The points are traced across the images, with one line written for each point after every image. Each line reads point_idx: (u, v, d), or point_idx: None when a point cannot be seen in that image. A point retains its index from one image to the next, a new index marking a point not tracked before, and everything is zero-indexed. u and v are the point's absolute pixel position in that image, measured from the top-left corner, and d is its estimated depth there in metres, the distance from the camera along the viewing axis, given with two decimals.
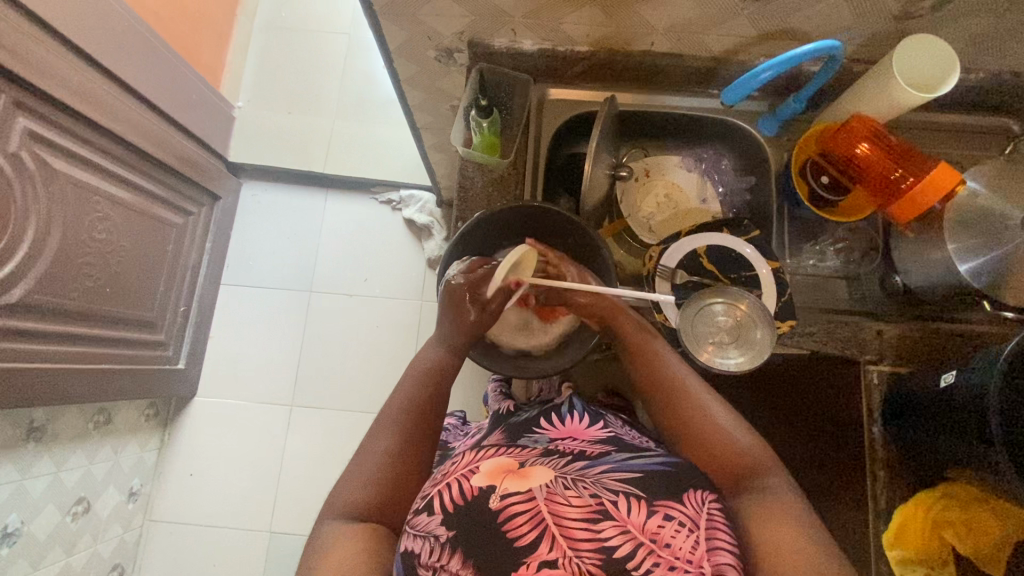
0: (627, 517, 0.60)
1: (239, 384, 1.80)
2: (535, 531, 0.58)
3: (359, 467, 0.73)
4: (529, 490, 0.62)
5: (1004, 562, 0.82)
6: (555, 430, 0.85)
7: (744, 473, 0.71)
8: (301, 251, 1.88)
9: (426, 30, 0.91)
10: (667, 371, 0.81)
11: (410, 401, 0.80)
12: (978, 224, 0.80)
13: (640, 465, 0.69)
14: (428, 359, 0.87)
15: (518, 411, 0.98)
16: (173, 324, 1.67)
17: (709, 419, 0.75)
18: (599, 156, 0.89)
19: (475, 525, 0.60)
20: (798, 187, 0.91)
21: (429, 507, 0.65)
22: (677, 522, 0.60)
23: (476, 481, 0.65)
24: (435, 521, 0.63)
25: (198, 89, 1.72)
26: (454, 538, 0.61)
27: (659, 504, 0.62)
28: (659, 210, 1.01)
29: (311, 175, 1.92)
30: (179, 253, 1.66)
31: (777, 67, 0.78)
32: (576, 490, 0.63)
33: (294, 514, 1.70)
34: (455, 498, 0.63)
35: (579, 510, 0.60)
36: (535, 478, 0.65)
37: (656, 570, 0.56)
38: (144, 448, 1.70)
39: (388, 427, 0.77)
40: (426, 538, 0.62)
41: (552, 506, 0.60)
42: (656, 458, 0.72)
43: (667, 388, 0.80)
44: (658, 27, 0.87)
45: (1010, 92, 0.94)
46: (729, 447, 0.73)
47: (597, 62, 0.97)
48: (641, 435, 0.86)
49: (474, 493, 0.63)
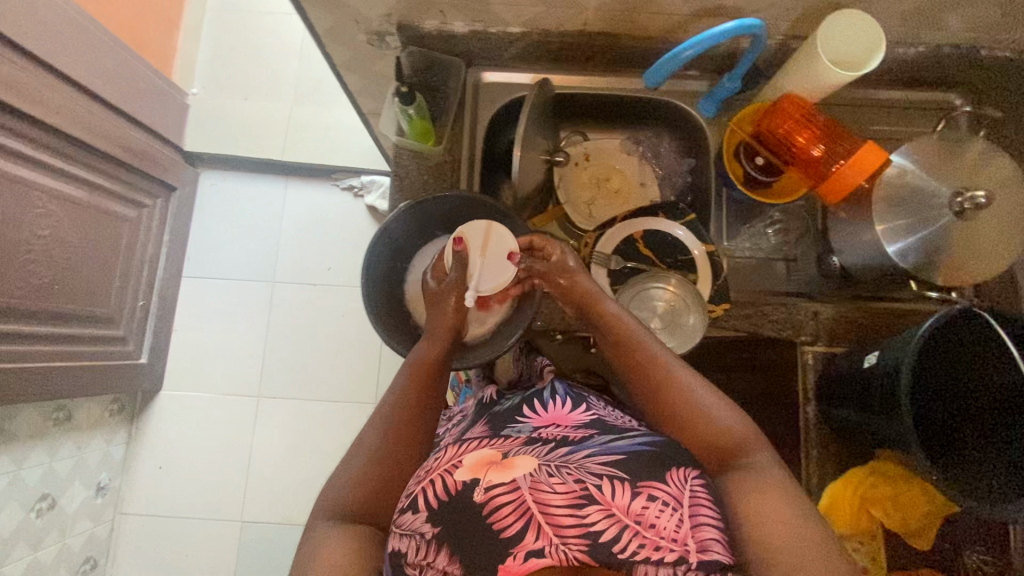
0: (612, 500, 0.59)
1: (206, 375, 1.79)
2: (521, 521, 0.58)
3: (345, 467, 0.69)
4: (512, 480, 0.61)
5: (932, 536, 0.84)
6: (538, 418, 0.81)
7: (731, 452, 0.67)
8: (263, 240, 1.86)
9: (352, 13, 0.88)
10: (650, 357, 0.77)
11: (396, 394, 0.76)
12: (909, 204, 0.80)
13: (623, 448, 0.67)
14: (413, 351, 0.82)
15: (501, 399, 0.93)
16: (132, 319, 1.65)
17: (690, 399, 0.72)
18: (530, 143, 0.88)
19: (462, 518, 0.60)
20: (730, 170, 0.90)
21: (414, 504, 0.63)
22: (661, 502, 0.59)
23: (459, 475, 0.64)
24: (420, 519, 0.62)
25: (149, 77, 1.67)
26: (439, 535, 0.60)
27: (642, 485, 0.61)
28: (597, 194, 1.00)
29: (271, 163, 1.88)
30: (134, 246, 1.63)
31: (697, 46, 0.76)
32: (560, 477, 0.62)
33: (265, 503, 1.72)
34: (440, 494, 0.62)
35: (563, 497, 0.59)
36: (518, 467, 0.64)
37: (642, 552, 0.56)
38: (111, 443, 1.69)
39: (375, 419, 0.73)
40: (412, 536, 0.61)
41: (536, 495, 0.59)
42: (639, 438, 0.69)
43: (654, 375, 0.75)
44: (587, 7, 0.85)
45: (954, 66, 0.92)
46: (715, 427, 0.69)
47: (532, 44, 0.95)
48: (625, 416, 0.84)
49: (458, 488, 0.62)
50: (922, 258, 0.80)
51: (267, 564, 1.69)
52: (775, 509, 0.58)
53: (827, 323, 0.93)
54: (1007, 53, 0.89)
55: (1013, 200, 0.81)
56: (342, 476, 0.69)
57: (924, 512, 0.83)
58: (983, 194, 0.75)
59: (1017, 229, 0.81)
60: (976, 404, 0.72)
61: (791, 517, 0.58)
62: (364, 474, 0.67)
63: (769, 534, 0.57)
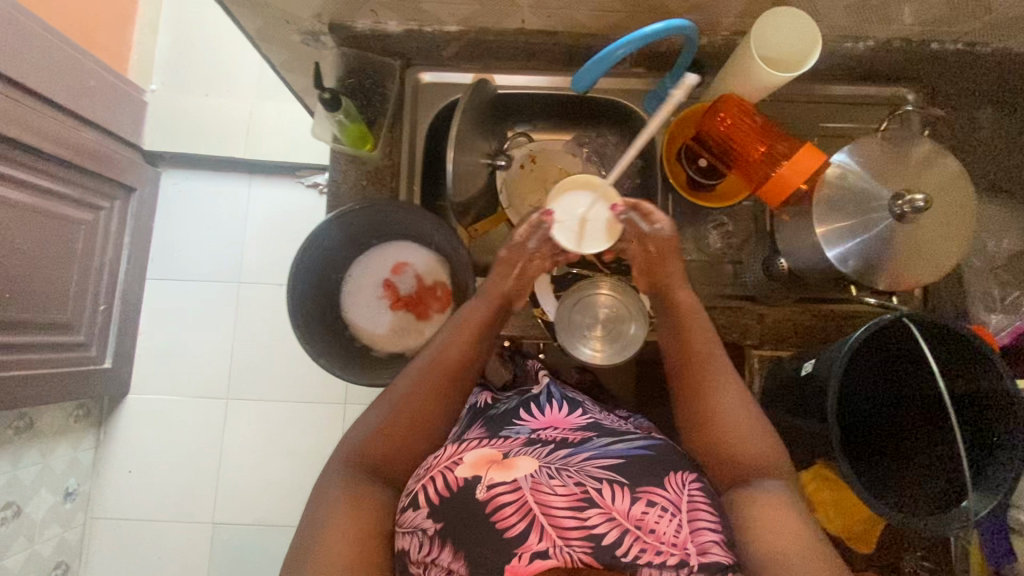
0: (612, 504, 0.58)
1: (173, 378, 1.77)
2: (523, 522, 0.56)
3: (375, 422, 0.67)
4: (515, 479, 0.59)
5: (872, 539, 0.85)
6: (536, 421, 0.76)
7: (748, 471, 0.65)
8: (227, 240, 1.83)
9: (280, 14, 0.84)
10: (703, 344, 0.72)
11: (440, 356, 0.70)
12: (851, 203, 0.79)
13: (620, 451, 0.66)
14: (474, 312, 0.75)
15: (496, 401, 0.86)
16: (93, 323, 1.62)
17: (728, 398, 0.68)
18: (465, 146, 0.85)
19: (463, 514, 0.58)
20: (672, 173, 0.89)
21: (414, 501, 0.61)
22: (660, 507, 0.59)
23: (461, 470, 0.61)
24: (421, 515, 0.59)
25: (103, 75, 1.62)
26: (442, 531, 0.58)
27: (641, 491, 0.60)
28: (544, 197, 0.97)
29: (233, 161, 1.84)
30: (91, 250, 1.59)
31: (629, 44, 0.73)
32: (561, 479, 0.60)
33: (235, 504, 1.72)
34: (441, 490, 0.59)
35: (565, 499, 0.57)
36: (520, 466, 0.61)
37: (643, 556, 0.55)
38: (78, 448, 1.68)
39: (412, 374, 0.69)
40: (414, 534, 0.59)
41: (537, 496, 0.57)
42: (637, 442, 0.69)
43: (700, 363, 0.71)
44: (521, 4, 0.82)
45: (905, 59, 0.90)
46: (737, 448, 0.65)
47: (471, 43, 0.92)
48: (621, 420, 0.81)
49: (459, 484, 0.59)
50: (862, 264, 0.79)
51: (238, 564, 1.69)
52: (782, 521, 0.58)
53: (771, 326, 0.94)
54: (958, 45, 0.87)
55: (952, 203, 0.80)
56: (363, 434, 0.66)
57: (863, 517, 0.84)
58: (922, 197, 0.73)
59: (956, 230, 0.80)
60: (917, 408, 0.70)
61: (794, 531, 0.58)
62: (391, 436, 0.66)
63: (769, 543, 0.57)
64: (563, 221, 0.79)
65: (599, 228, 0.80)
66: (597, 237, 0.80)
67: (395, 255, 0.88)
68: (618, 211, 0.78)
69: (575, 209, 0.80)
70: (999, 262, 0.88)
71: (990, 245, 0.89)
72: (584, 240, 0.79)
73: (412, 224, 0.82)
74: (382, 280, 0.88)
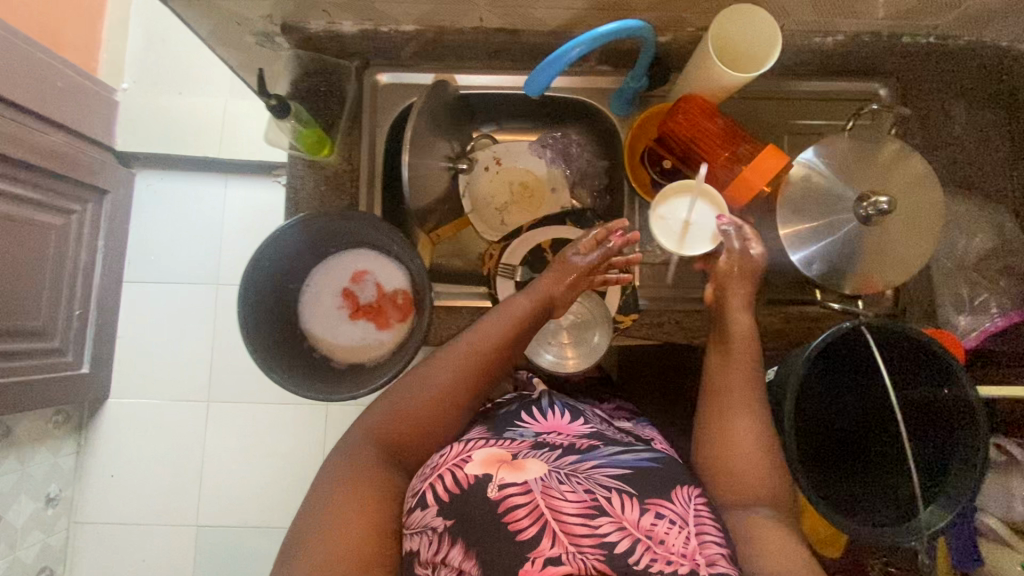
0: (622, 513, 0.56)
1: (152, 382, 1.76)
2: (536, 526, 0.54)
3: (408, 392, 0.67)
4: (526, 480, 0.58)
5: (842, 545, 0.84)
6: (538, 424, 0.71)
7: (749, 495, 0.62)
8: (203, 242, 1.80)
9: (230, 17, 0.82)
10: (737, 351, 0.71)
11: (476, 349, 0.70)
12: (814, 204, 0.78)
13: (628, 461, 0.63)
14: (516, 309, 0.74)
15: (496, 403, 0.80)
16: (68, 329, 1.60)
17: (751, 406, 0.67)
18: (423, 150, 0.83)
19: (473, 514, 0.56)
20: (634, 176, 0.86)
21: (422, 500, 0.59)
22: (669, 519, 0.57)
23: (471, 468, 0.60)
24: (431, 514, 0.58)
25: (70, 76, 1.57)
26: (452, 528, 0.57)
27: (649, 502, 0.58)
28: (508, 202, 0.95)
29: (208, 162, 1.80)
30: (64, 255, 1.56)
31: (584, 44, 0.71)
32: (570, 485, 0.58)
33: (217, 508, 1.71)
34: (450, 487, 0.58)
35: (575, 506, 0.55)
36: (531, 469, 0.59)
37: (655, 567, 0.53)
38: (58, 454, 1.67)
39: (451, 362, 0.69)
40: (423, 533, 0.58)
41: (549, 500, 0.55)
42: (644, 454, 0.65)
43: (732, 370, 0.70)
44: (478, 2, 0.79)
45: (876, 50, 0.87)
46: (734, 473, 0.63)
47: (429, 43, 0.89)
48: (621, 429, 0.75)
49: (469, 481, 0.58)
50: (828, 268, 0.78)
51: (222, 565, 1.69)
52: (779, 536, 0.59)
53: None
54: (929, 38, 0.85)
55: (918, 203, 0.78)
56: (392, 405, 0.66)
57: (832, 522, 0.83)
58: (885, 199, 0.71)
59: (926, 230, 0.78)
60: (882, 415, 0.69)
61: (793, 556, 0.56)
62: (420, 411, 0.66)
63: (769, 568, 0.55)
64: (666, 218, 0.78)
65: (700, 236, 0.77)
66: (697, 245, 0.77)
67: (355, 263, 0.86)
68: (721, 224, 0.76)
69: (682, 209, 0.78)
70: (970, 261, 0.86)
71: (961, 244, 0.87)
72: (680, 243, 0.77)
73: (369, 231, 0.80)
74: (341, 288, 0.87)
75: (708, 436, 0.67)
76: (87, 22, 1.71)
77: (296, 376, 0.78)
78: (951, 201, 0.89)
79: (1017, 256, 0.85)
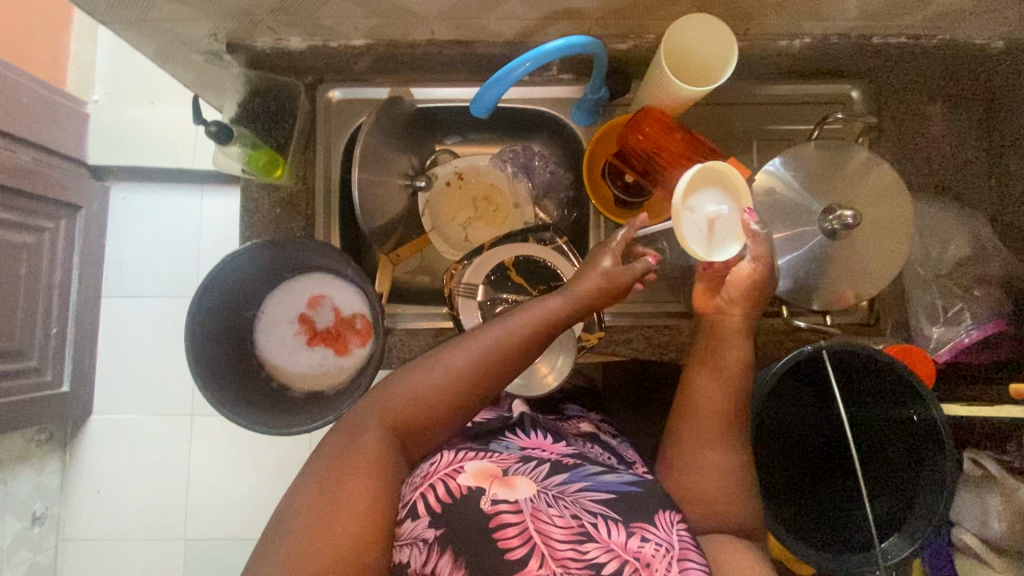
0: (609, 537, 0.51)
1: (132, 404, 1.48)
2: (525, 547, 0.50)
3: (418, 378, 0.56)
4: (517, 499, 0.52)
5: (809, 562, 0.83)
6: (523, 438, 0.65)
7: (715, 523, 0.58)
8: (178, 248, 1.50)
9: (174, 35, 0.76)
10: (731, 364, 0.62)
11: (492, 349, 0.57)
12: (786, 212, 0.75)
13: (613, 484, 0.57)
14: (541, 312, 0.60)
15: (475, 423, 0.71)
16: (45, 347, 1.33)
17: (733, 432, 0.61)
18: (373, 168, 0.81)
19: (463, 527, 0.51)
20: (596, 193, 0.85)
21: (411, 511, 0.53)
22: (654, 542, 0.52)
23: (463, 479, 0.54)
24: (422, 525, 0.53)
25: (29, 88, 1.26)
26: (443, 537, 0.52)
27: (635, 524, 0.53)
28: (470, 219, 0.93)
29: (179, 172, 1.48)
30: (37, 273, 1.29)
31: (531, 62, 0.68)
32: (558, 509, 0.53)
33: (209, 561, 1.44)
34: (443, 497, 0.53)
35: (564, 531, 0.51)
36: (521, 486, 0.54)
37: None
38: (42, 472, 1.43)
39: (464, 355, 0.57)
40: (415, 544, 0.53)
41: (538, 524, 0.51)
42: (626, 475, 0.60)
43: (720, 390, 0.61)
44: (429, 16, 0.74)
45: (848, 54, 0.83)
46: (695, 497, 0.59)
47: (381, 57, 0.85)
48: (604, 450, 0.70)
49: (463, 492, 0.53)
50: (795, 285, 0.76)
51: None
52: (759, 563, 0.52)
53: None
54: (900, 39, 0.81)
55: (887, 213, 0.75)
56: (402, 391, 0.56)
57: None
58: (851, 213, 0.69)
59: (896, 241, 0.75)
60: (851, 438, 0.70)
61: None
62: (421, 403, 0.55)
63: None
64: (694, 210, 0.63)
65: (728, 238, 0.64)
66: (727, 247, 0.64)
67: (311, 289, 0.85)
68: (751, 218, 0.63)
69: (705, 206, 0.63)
70: (944, 270, 0.84)
71: (935, 252, 0.85)
72: (709, 249, 0.63)
73: (326, 253, 0.76)
74: (297, 315, 0.85)
75: (666, 453, 0.63)
76: (54, 27, 1.41)
77: (251, 406, 0.76)
78: (926, 209, 0.86)
79: (992, 264, 0.83)
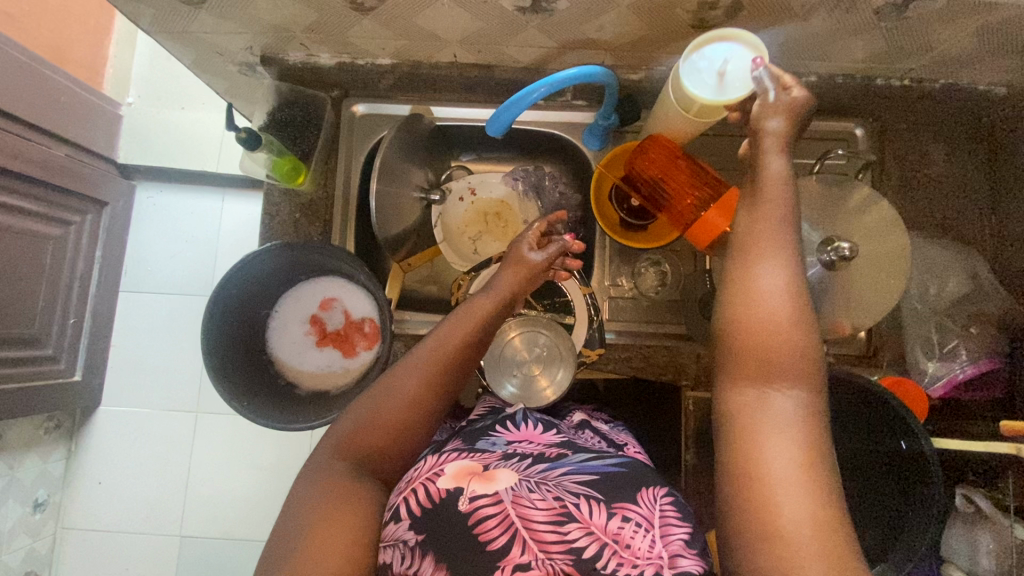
0: (590, 518, 0.53)
1: (140, 397, 1.51)
2: (506, 535, 0.52)
3: (368, 403, 0.56)
4: (495, 492, 0.55)
5: None
6: (511, 433, 0.70)
7: (777, 381, 0.47)
8: (195, 248, 1.54)
9: (211, 47, 0.81)
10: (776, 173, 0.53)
11: (444, 342, 0.61)
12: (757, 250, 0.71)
13: (596, 468, 0.61)
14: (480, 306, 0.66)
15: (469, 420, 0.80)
16: (62, 335, 1.37)
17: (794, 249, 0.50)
18: (390, 180, 0.85)
19: (443, 526, 0.53)
20: (603, 216, 0.88)
21: (394, 514, 0.56)
22: (635, 522, 0.54)
23: (443, 482, 0.57)
24: (403, 527, 0.55)
25: (66, 87, 1.31)
26: (423, 542, 0.54)
27: (616, 505, 0.55)
28: (480, 233, 0.96)
29: (203, 174, 1.54)
30: (60, 264, 1.33)
31: (545, 88, 0.72)
32: (540, 493, 0.55)
33: (204, 558, 1.45)
34: (423, 501, 0.55)
35: (546, 513, 0.53)
36: (501, 479, 0.57)
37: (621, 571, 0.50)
38: (48, 459, 1.45)
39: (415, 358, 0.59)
40: (395, 546, 0.55)
41: (519, 509, 0.53)
42: (611, 460, 0.64)
43: (774, 200, 0.52)
44: (452, 38, 0.78)
45: (848, 95, 0.87)
46: (751, 344, 0.48)
47: (405, 74, 0.89)
48: (593, 437, 0.75)
49: (441, 495, 0.55)
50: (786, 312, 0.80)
51: None
52: (805, 475, 0.44)
53: (706, 366, 0.94)
54: (906, 81, 0.83)
55: (884, 246, 0.77)
56: (351, 420, 0.56)
57: None
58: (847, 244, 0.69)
59: (893, 274, 0.77)
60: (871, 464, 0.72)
61: (810, 502, 0.43)
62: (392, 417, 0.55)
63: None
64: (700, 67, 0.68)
65: None
66: None
67: (322, 291, 0.89)
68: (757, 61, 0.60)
69: (721, 56, 0.66)
70: (942, 305, 0.86)
71: (932, 288, 0.87)
72: None
73: (331, 253, 0.78)
74: (308, 316, 0.89)
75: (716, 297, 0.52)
76: (95, 32, 1.48)
77: (260, 398, 0.80)
78: (923, 245, 0.89)
79: (990, 302, 0.85)
